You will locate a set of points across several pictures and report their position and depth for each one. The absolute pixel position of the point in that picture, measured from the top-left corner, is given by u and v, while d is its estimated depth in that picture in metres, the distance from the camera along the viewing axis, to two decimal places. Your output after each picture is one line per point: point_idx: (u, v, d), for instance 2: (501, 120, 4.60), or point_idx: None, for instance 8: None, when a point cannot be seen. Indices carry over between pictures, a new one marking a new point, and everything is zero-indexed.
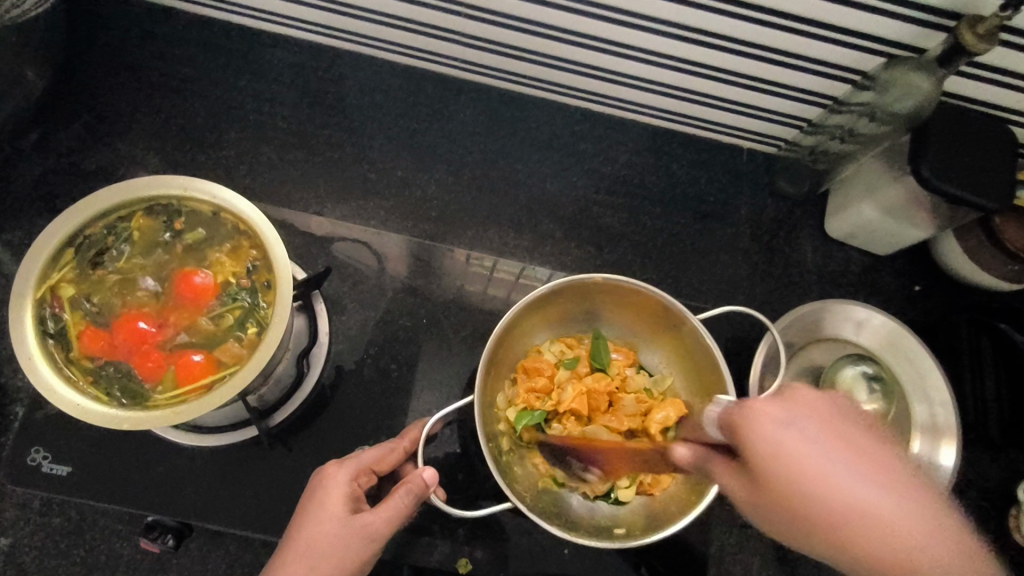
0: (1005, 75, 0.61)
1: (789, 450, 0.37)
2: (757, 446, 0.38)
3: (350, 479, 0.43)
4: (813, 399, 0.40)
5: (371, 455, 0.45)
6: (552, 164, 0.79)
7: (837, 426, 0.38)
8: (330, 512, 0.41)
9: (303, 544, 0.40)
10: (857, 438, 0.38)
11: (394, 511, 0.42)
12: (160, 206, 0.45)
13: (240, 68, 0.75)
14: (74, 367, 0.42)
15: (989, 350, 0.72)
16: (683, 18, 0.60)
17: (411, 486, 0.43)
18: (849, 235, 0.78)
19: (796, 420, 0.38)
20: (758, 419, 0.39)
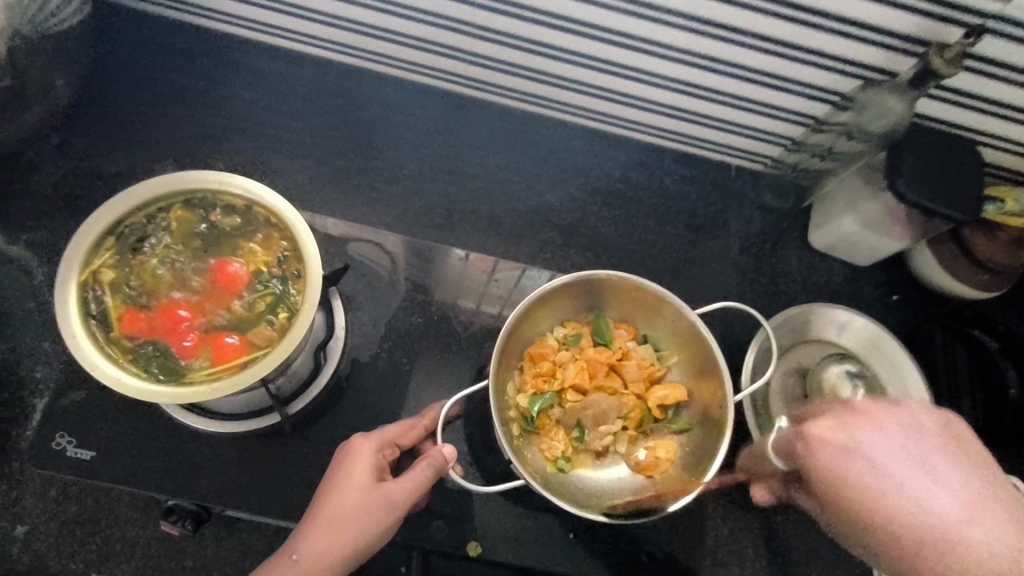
0: (970, 99, 0.67)
1: (925, 516, 0.37)
2: (840, 480, 0.41)
3: (375, 452, 0.45)
4: (887, 418, 0.42)
5: (393, 430, 0.48)
6: (552, 176, 0.83)
7: (932, 455, 0.40)
8: (356, 481, 0.43)
9: (332, 510, 0.42)
10: (936, 464, 0.39)
11: (416, 484, 0.44)
12: (198, 199, 0.49)
13: (254, 81, 0.79)
14: (114, 346, 0.45)
15: (966, 372, 0.77)
16: (680, 41, 0.66)
17: (432, 459, 0.46)
18: (831, 247, 0.83)
19: (891, 468, 0.39)
20: (822, 441, 0.43)
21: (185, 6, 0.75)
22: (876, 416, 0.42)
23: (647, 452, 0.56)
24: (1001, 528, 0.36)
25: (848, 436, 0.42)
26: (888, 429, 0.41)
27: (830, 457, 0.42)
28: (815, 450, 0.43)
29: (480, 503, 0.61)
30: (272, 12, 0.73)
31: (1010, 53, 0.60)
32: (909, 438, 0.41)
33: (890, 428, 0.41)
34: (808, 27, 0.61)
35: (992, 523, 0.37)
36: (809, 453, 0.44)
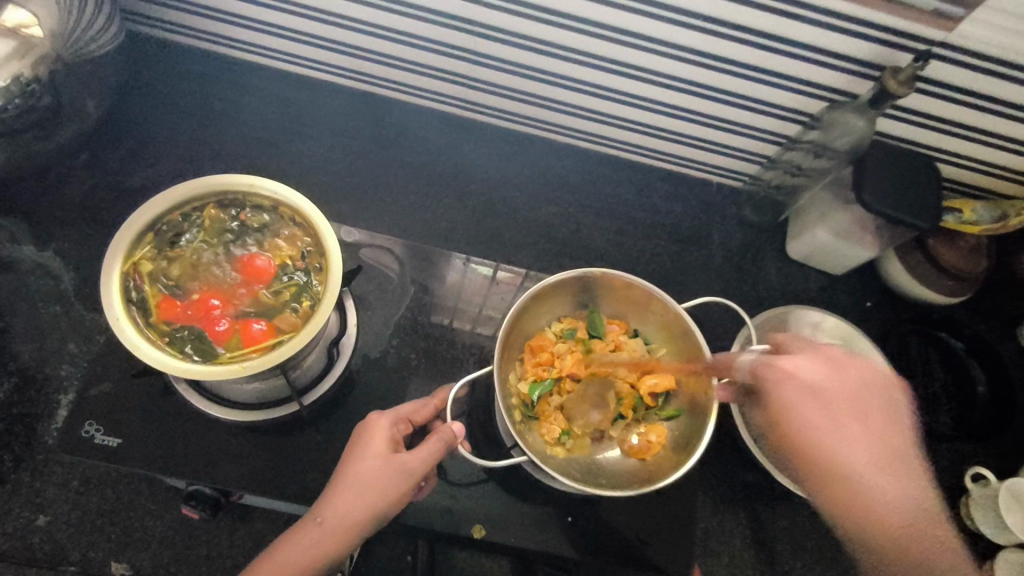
0: (925, 118, 0.75)
1: (841, 452, 0.51)
2: (792, 409, 0.52)
3: (391, 426, 0.50)
4: (838, 370, 0.53)
5: (406, 408, 0.53)
6: (547, 193, 0.89)
7: (860, 404, 0.53)
8: (375, 452, 0.48)
9: (355, 477, 0.47)
10: (864, 412, 0.52)
11: (431, 455, 0.49)
12: (229, 200, 0.54)
13: (270, 104, 0.85)
14: (153, 330, 0.49)
15: (940, 373, 0.83)
16: (664, 67, 0.73)
17: (443, 434, 0.50)
18: (807, 257, 0.89)
19: (829, 408, 0.52)
20: (790, 375, 0.53)
21: (210, 36, 0.81)
22: (831, 365, 0.53)
23: (639, 437, 0.61)
24: (887, 468, 0.52)
25: (809, 381, 0.52)
26: (838, 380, 0.53)
27: (794, 392, 0.52)
28: (779, 384, 0.53)
29: (482, 491, 0.64)
30: (292, 41, 0.80)
31: (953, 76, 0.68)
32: (850, 389, 0.53)
33: (841, 379, 0.53)
34: (776, 53, 0.69)
35: (882, 458, 0.52)
36: (773, 382, 0.53)
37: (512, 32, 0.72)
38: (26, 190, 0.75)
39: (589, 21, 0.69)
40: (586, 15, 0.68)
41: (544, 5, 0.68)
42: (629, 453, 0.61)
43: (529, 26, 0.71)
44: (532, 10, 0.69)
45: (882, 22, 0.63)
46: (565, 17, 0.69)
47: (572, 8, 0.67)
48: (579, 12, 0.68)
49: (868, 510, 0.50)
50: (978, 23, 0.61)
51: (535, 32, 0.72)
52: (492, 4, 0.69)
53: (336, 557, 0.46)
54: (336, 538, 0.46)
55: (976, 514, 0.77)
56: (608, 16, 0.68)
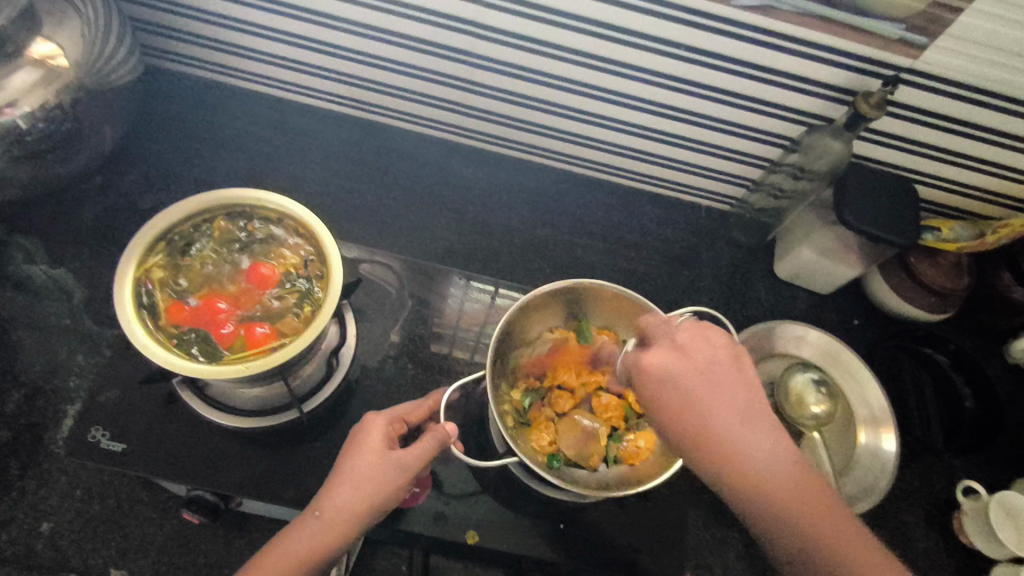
0: (899, 141, 0.79)
1: (713, 431, 0.48)
2: (661, 402, 0.49)
3: (386, 425, 0.54)
4: (694, 343, 0.50)
5: (401, 409, 0.57)
6: (542, 215, 0.93)
7: (725, 378, 0.49)
8: (372, 448, 0.53)
9: (354, 472, 0.52)
10: (727, 387, 0.49)
11: (423, 452, 0.53)
12: (238, 212, 0.57)
13: (277, 131, 0.90)
14: (162, 332, 0.51)
15: (928, 389, 0.85)
16: (647, 94, 0.78)
17: (437, 432, 0.54)
18: (795, 275, 0.92)
19: (694, 393, 0.48)
20: (650, 372, 0.50)
21: (222, 68, 0.87)
22: (686, 344, 0.50)
23: (630, 443, 0.62)
24: (771, 439, 0.48)
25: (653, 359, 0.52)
26: (692, 359, 0.50)
27: (656, 383, 0.49)
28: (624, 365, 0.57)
29: (476, 498, 0.66)
30: (299, 73, 0.85)
31: (921, 100, 0.72)
32: (708, 364, 0.50)
33: (697, 354, 0.50)
34: (753, 79, 0.73)
35: (740, 424, 0.48)
36: (642, 379, 0.50)
37: (503, 62, 0.77)
38: (43, 210, 0.78)
39: (574, 50, 0.74)
40: (571, 44, 0.73)
41: (533, 36, 0.73)
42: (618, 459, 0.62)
43: (518, 56, 0.76)
44: (521, 41, 0.74)
45: (850, 50, 0.67)
46: (551, 47, 0.74)
47: (558, 39, 0.72)
48: (565, 42, 0.73)
49: (748, 483, 0.46)
50: (940, 50, 0.65)
51: (524, 62, 0.77)
52: (483, 35, 0.74)
53: (336, 547, 0.50)
54: (336, 529, 0.50)
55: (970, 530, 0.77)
56: (594, 46, 0.72)
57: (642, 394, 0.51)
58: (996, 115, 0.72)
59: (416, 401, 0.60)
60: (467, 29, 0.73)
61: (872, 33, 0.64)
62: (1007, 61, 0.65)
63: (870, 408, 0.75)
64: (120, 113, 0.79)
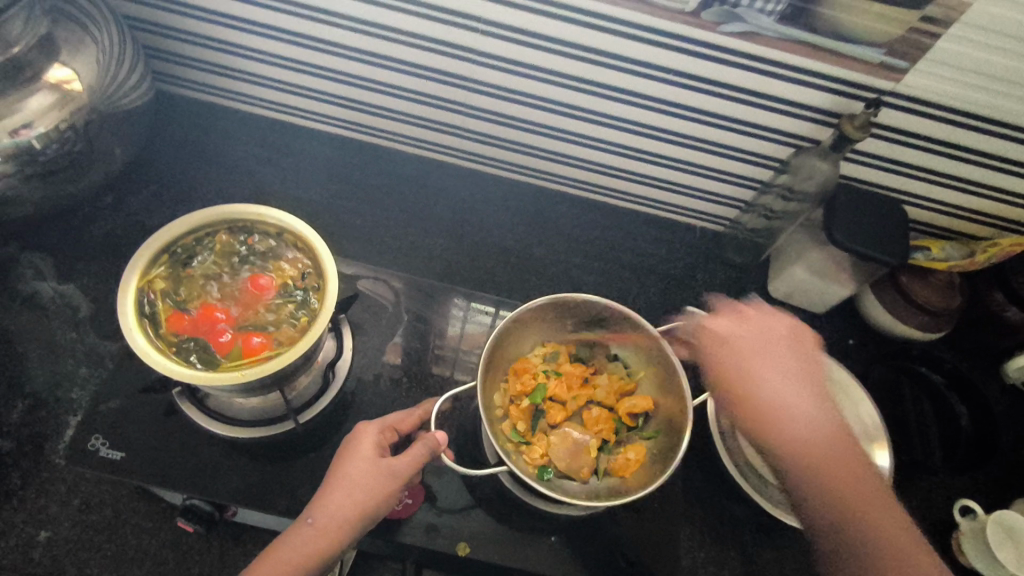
0: (886, 162, 0.80)
1: (762, 386, 0.59)
2: (718, 360, 0.62)
3: (378, 433, 0.56)
4: (752, 320, 0.63)
5: (393, 418, 0.59)
6: (539, 234, 0.94)
7: (776, 352, 0.61)
8: (364, 455, 0.55)
9: (347, 479, 0.53)
10: (779, 358, 0.61)
11: (414, 459, 0.55)
12: (239, 227, 0.59)
13: (281, 154, 0.93)
14: (162, 340, 0.53)
15: (926, 406, 0.86)
16: (637, 117, 0.81)
17: (427, 440, 0.56)
18: (789, 295, 0.92)
19: (747, 355, 0.61)
20: (715, 336, 0.63)
21: (231, 94, 0.90)
22: (748, 321, 0.63)
23: (619, 456, 0.63)
24: (808, 405, 0.59)
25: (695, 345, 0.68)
26: (750, 332, 0.62)
27: (718, 345, 0.63)
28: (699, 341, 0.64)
29: (467, 511, 0.66)
30: (302, 97, 0.89)
31: (906, 121, 0.74)
32: (776, 344, 0.62)
33: (753, 330, 0.62)
34: (739, 102, 0.76)
35: (786, 385, 0.59)
36: (707, 341, 0.63)
37: (498, 86, 0.80)
38: (55, 227, 0.81)
39: (566, 75, 0.76)
40: (563, 69, 0.76)
41: (525, 61, 0.75)
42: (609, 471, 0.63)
43: (509, 79, 0.79)
44: (513, 66, 0.77)
45: (833, 75, 0.69)
46: (543, 71, 0.77)
47: (549, 64, 0.75)
48: (553, 66, 0.75)
49: (783, 432, 0.57)
50: (917, 74, 0.68)
51: (516, 85, 0.79)
52: (478, 60, 0.77)
53: (327, 553, 0.51)
54: (328, 535, 0.51)
55: (968, 550, 0.76)
56: (583, 70, 0.75)
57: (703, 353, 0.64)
58: (977, 135, 0.74)
59: (408, 410, 0.61)
60: (463, 55, 0.77)
61: (853, 58, 0.67)
62: (987, 84, 0.67)
63: (861, 423, 0.76)
64: (131, 135, 0.83)
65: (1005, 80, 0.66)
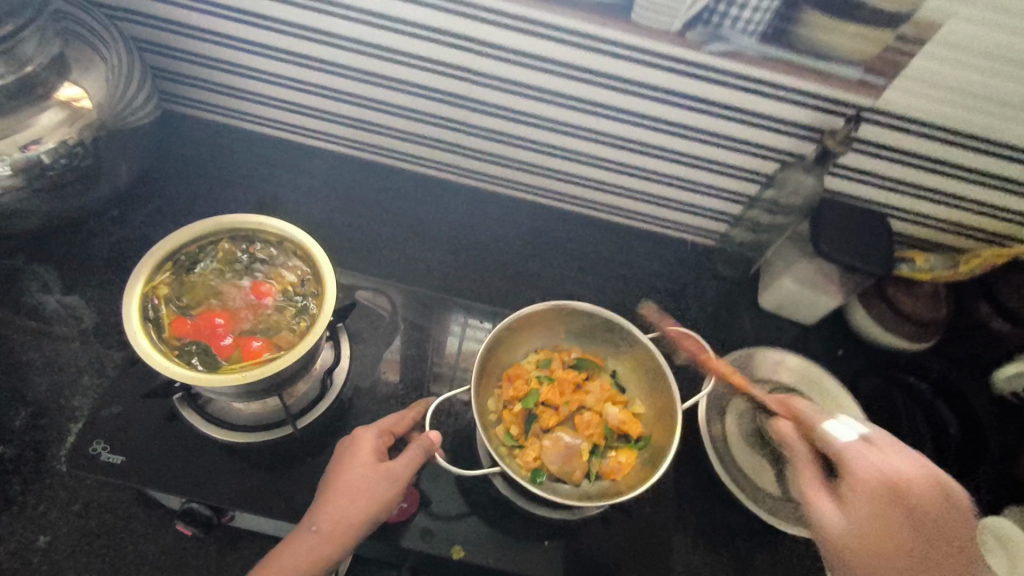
0: (868, 176, 0.83)
1: (894, 550, 0.54)
2: (858, 491, 0.58)
3: (375, 437, 0.57)
4: (915, 475, 0.59)
5: (389, 420, 0.60)
6: (534, 248, 0.96)
7: (925, 524, 0.56)
8: (363, 459, 0.56)
9: (348, 484, 0.54)
10: (924, 531, 0.56)
11: (410, 461, 0.56)
12: (241, 236, 0.61)
13: (283, 171, 0.95)
14: (164, 343, 0.55)
15: (916, 415, 0.87)
16: (628, 133, 0.83)
17: (422, 441, 0.57)
18: (779, 306, 0.94)
19: (898, 507, 0.56)
20: (866, 466, 0.59)
21: (236, 113, 0.93)
22: (909, 476, 0.58)
23: (611, 459, 0.64)
24: None
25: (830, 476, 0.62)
26: (908, 489, 0.57)
27: (866, 477, 0.58)
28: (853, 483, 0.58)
29: (462, 515, 0.67)
30: (305, 116, 0.91)
31: (887, 136, 0.77)
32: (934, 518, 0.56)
33: (912, 486, 0.57)
34: (725, 118, 0.78)
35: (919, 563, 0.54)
36: (850, 462, 0.59)
37: (495, 105, 0.83)
38: (60, 241, 0.83)
39: (559, 94, 0.79)
40: (555, 88, 0.79)
41: (519, 80, 0.79)
42: (602, 475, 0.64)
43: (504, 98, 0.82)
44: (508, 85, 0.80)
45: (813, 91, 0.72)
46: (536, 90, 0.80)
47: (543, 83, 0.78)
48: (546, 84, 0.78)
49: None
50: (893, 91, 0.71)
51: (511, 104, 0.82)
52: (475, 80, 0.80)
53: (332, 556, 0.52)
54: (332, 539, 0.52)
55: None
56: (575, 89, 0.78)
57: (844, 473, 0.59)
58: (954, 149, 0.76)
59: (404, 411, 0.63)
60: (460, 75, 0.80)
61: (832, 75, 0.70)
62: (960, 100, 0.70)
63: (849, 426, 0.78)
64: (138, 151, 0.85)
65: (980, 96, 0.69)
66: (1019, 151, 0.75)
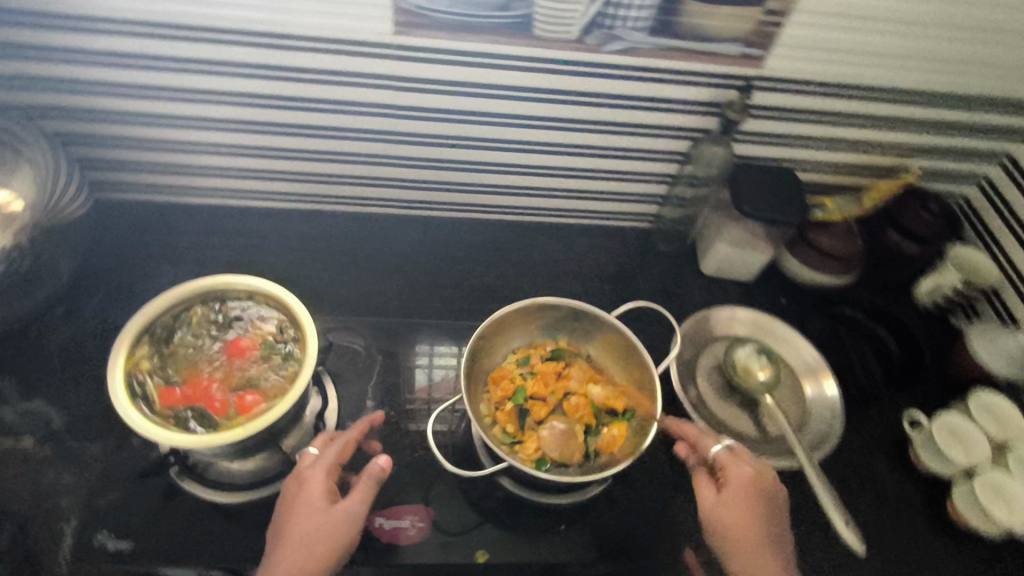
0: (770, 138, 0.92)
1: None
2: None
3: (324, 482, 0.63)
4: None
5: (332, 455, 0.65)
6: (485, 262, 1.00)
7: None
8: (317, 508, 0.61)
9: (307, 531, 0.60)
10: None
11: (364, 496, 0.63)
12: (211, 298, 0.63)
13: (225, 236, 0.95)
14: (158, 416, 0.55)
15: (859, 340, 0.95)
16: (552, 138, 0.90)
17: (372, 473, 0.64)
18: (718, 269, 1.00)
19: None
20: None
21: (169, 189, 0.94)
22: None
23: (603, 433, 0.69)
24: None
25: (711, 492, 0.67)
26: None
27: None
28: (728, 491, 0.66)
29: (479, 519, 0.70)
30: (240, 179, 0.93)
31: (778, 100, 0.86)
32: None
33: None
34: (635, 109, 0.86)
35: None
36: None
37: (424, 134, 0.88)
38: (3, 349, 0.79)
39: (482, 113, 0.85)
40: (478, 108, 0.84)
41: (444, 107, 0.84)
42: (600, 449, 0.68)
43: (432, 126, 0.87)
44: (435, 113, 0.85)
45: (708, 71, 0.81)
46: (461, 113, 0.85)
47: (467, 105, 0.84)
48: (470, 106, 0.84)
49: None
50: (775, 59, 0.80)
51: (441, 131, 0.87)
52: (402, 114, 0.85)
53: None
54: None
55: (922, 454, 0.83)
56: (496, 106, 0.84)
57: None
58: (835, 100, 0.87)
59: (343, 436, 0.67)
60: (387, 113, 0.84)
61: (719, 54, 0.78)
62: (830, 57, 0.80)
63: (804, 360, 0.86)
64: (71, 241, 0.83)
65: (846, 51, 0.80)
66: (889, 93, 0.86)
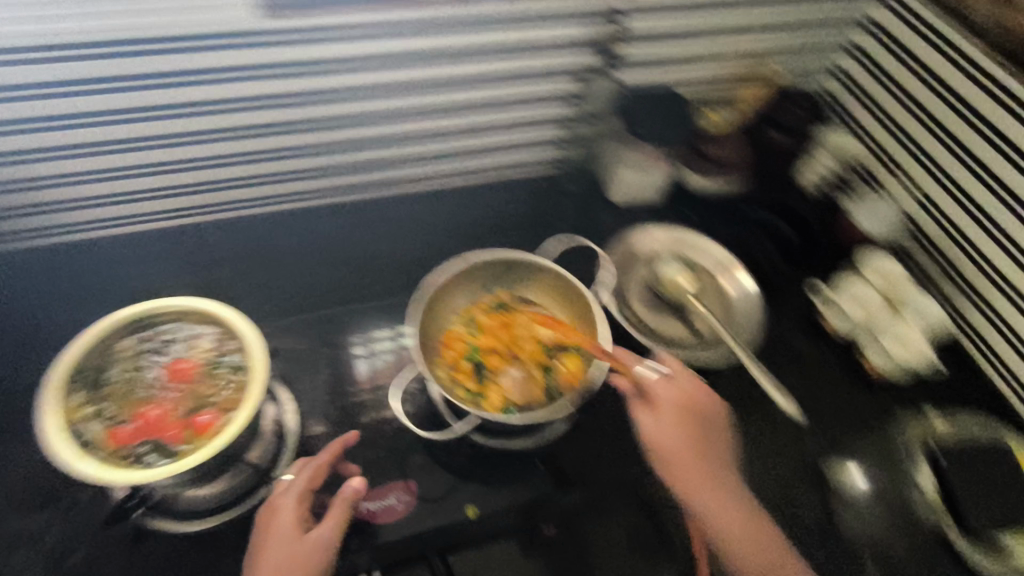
0: (648, 65, 0.98)
1: None
2: None
3: (296, 511, 0.63)
4: None
5: (304, 481, 0.66)
6: (407, 233, 0.95)
7: None
8: (290, 537, 0.61)
9: (277, 565, 0.59)
10: None
11: (336, 522, 0.63)
12: (137, 328, 0.61)
13: (116, 261, 0.85)
14: (111, 459, 0.53)
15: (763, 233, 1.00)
16: (450, 100, 0.90)
17: (346, 496, 0.64)
18: (627, 196, 1.00)
19: None
20: None
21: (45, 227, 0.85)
22: None
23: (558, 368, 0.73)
24: None
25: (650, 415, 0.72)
26: None
27: None
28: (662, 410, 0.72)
29: (460, 478, 0.73)
30: (119, 202, 0.83)
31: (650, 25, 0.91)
32: None
33: None
34: (523, 56, 0.88)
35: None
36: None
37: (321, 118, 0.85)
38: None
39: (375, 85, 0.84)
40: (371, 81, 0.83)
41: (336, 87, 0.82)
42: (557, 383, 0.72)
43: (327, 110, 0.84)
44: (328, 95, 0.82)
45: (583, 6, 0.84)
46: (354, 90, 0.83)
47: (358, 81, 0.82)
48: (362, 79, 0.82)
49: None
50: None
51: (338, 112, 0.85)
52: (294, 100, 0.81)
53: None
54: None
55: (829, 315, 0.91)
56: (388, 75, 0.83)
57: None
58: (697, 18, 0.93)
59: (316, 459, 0.68)
60: (279, 103, 0.81)
61: None
62: None
63: (718, 260, 0.92)
64: None
65: None
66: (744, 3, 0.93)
